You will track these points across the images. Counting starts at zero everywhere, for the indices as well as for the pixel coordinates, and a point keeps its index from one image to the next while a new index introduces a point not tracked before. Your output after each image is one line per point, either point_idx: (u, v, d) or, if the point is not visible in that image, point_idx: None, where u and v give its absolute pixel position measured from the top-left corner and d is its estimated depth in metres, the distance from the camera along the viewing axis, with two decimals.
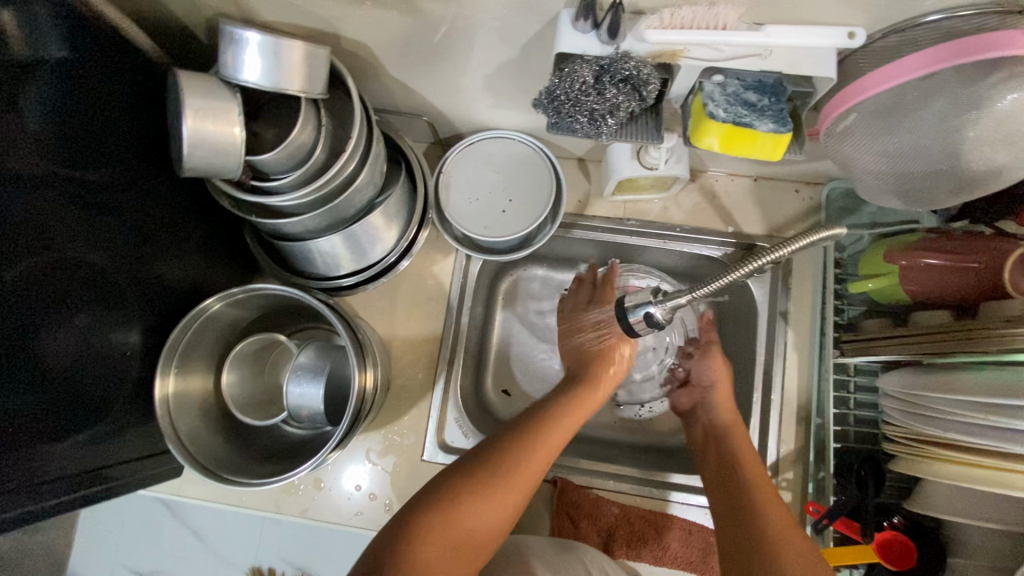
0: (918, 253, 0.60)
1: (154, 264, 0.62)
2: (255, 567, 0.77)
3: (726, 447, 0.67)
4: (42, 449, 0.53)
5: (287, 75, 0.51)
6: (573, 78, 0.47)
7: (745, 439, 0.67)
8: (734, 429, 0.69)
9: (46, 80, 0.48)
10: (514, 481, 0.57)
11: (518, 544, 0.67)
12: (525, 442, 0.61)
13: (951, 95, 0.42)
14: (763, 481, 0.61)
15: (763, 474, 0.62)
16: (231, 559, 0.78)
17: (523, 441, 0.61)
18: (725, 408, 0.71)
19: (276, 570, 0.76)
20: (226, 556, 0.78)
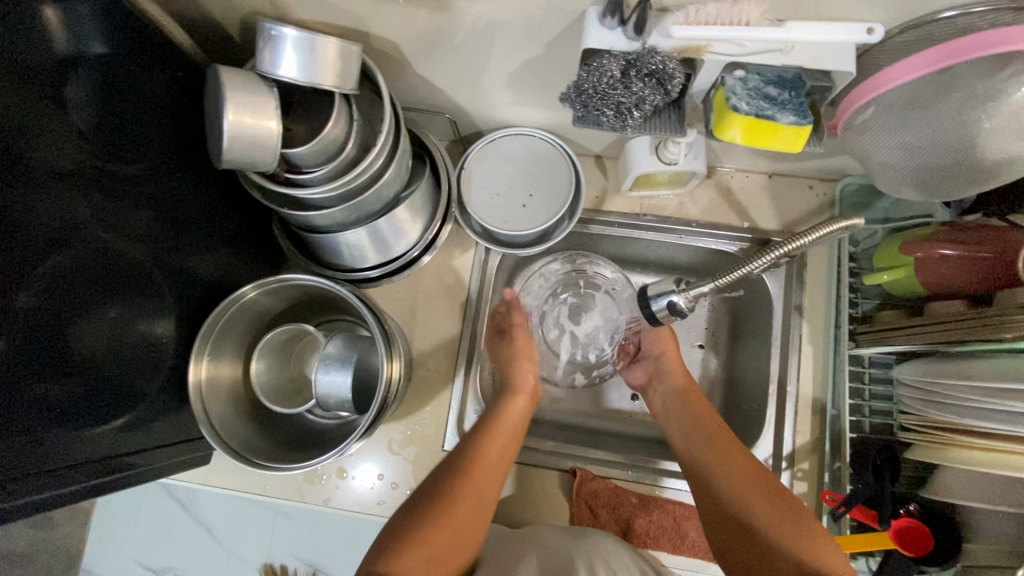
0: (934, 244, 0.61)
1: (185, 256, 0.64)
2: (267, 564, 0.82)
3: (686, 421, 0.71)
4: (78, 432, 0.54)
5: (321, 71, 0.53)
6: (602, 72, 0.49)
7: (698, 403, 0.72)
8: (688, 393, 0.74)
9: (91, 75, 0.50)
10: (470, 506, 0.63)
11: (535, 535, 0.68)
12: (476, 461, 0.66)
13: (968, 87, 0.43)
14: (729, 449, 0.65)
15: (754, 466, 0.63)
16: (244, 556, 0.83)
17: (473, 460, 0.65)
18: (676, 372, 0.76)
19: (288, 568, 0.82)
20: (238, 553, 0.83)
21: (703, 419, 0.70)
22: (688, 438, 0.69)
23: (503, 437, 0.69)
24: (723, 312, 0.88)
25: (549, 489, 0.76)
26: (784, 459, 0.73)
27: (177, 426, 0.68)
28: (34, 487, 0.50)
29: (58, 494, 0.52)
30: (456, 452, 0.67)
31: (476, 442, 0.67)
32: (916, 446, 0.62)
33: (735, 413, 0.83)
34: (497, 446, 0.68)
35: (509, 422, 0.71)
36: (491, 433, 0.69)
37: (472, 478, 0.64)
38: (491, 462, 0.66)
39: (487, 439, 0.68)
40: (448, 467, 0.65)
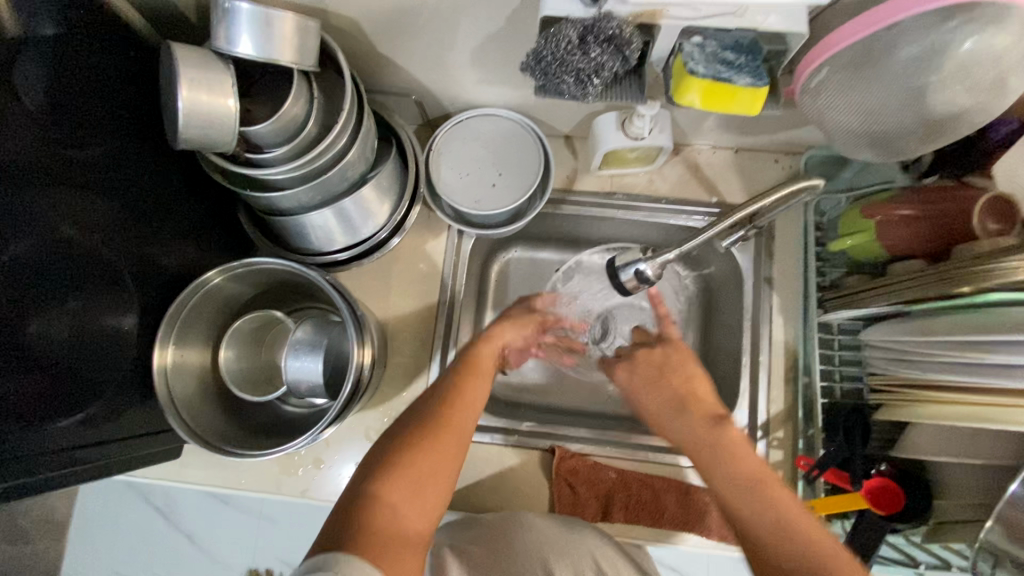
0: (893, 206, 0.62)
1: (147, 243, 0.62)
2: (252, 568, 0.90)
3: (705, 451, 0.58)
4: (41, 422, 0.52)
5: (279, 46, 0.52)
6: (560, 38, 0.48)
7: (738, 445, 0.58)
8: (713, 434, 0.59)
9: (39, 57, 0.49)
10: (451, 440, 0.56)
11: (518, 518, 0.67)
12: (452, 396, 0.59)
13: (918, 41, 0.44)
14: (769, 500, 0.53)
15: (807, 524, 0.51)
16: (229, 563, 0.90)
17: (448, 394, 0.59)
18: (658, 394, 0.65)
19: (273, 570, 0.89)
20: (223, 561, 0.90)
21: (740, 453, 0.57)
22: (721, 472, 0.56)
23: (479, 377, 0.62)
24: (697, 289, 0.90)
25: (530, 471, 0.75)
26: (759, 429, 0.74)
27: (146, 419, 0.66)
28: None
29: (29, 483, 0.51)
30: (430, 388, 0.60)
31: (454, 376, 0.62)
32: (885, 406, 0.63)
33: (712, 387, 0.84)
34: (474, 384, 0.61)
35: (485, 361, 0.65)
36: (467, 369, 0.63)
37: (451, 412, 0.58)
38: (467, 396, 0.60)
39: (464, 375, 0.62)
40: (422, 402, 0.59)
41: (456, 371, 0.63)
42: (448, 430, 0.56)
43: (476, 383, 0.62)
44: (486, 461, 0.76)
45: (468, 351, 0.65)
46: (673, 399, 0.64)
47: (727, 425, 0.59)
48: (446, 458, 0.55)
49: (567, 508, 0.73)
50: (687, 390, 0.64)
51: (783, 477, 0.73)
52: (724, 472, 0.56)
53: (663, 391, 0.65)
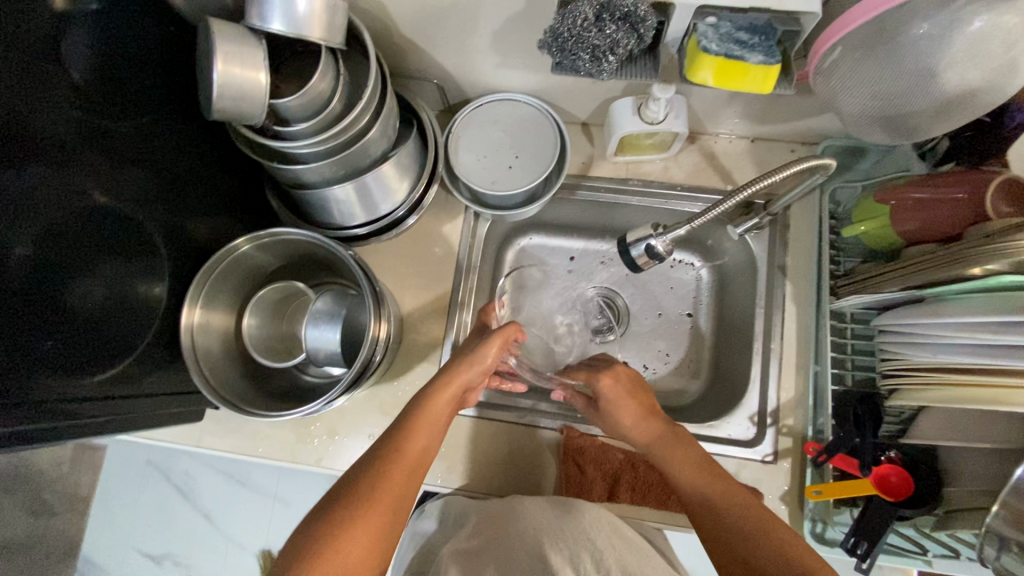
0: (905, 191, 0.63)
1: (180, 213, 0.66)
2: None
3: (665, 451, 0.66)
4: (82, 372, 0.56)
5: (309, 23, 0.55)
6: (575, 14, 0.50)
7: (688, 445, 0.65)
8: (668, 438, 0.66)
9: (85, 30, 0.51)
10: (385, 510, 0.56)
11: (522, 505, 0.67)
12: (389, 460, 0.59)
13: (932, 18, 0.44)
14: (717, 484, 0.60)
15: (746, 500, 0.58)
16: None
17: (389, 456, 0.59)
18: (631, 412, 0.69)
19: None
20: None
21: (690, 454, 0.64)
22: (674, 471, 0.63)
23: (423, 435, 0.62)
24: (710, 281, 0.91)
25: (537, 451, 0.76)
26: (769, 416, 0.74)
27: (173, 380, 0.69)
28: (44, 417, 0.52)
29: (75, 424, 0.55)
30: (369, 452, 0.60)
31: (393, 437, 0.61)
32: (897, 392, 0.63)
33: (724, 376, 0.84)
34: (418, 442, 0.61)
35: (434, 414, 0.64)
36: (412, 425, 0.62)
37: (389, 476, 0.58)
38: (407, 456, 0.60)
39: (404, 436, 0.61)
40: (363, 463, 0.59)
41: (397, 430, 0.62)
42: (379, 501, 0.56)
43: (416, 442, 0.61)
44: (494, 439, 0.77)
45: (415, 402, 0.64)
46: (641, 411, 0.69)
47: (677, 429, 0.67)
48: (373, 532, 0.54)
49: (572, 486, 0.73)
50: (649, 402, 0.71)
51: (792, 464, 0.72)
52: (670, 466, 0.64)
53: (633, 409, 0.70)
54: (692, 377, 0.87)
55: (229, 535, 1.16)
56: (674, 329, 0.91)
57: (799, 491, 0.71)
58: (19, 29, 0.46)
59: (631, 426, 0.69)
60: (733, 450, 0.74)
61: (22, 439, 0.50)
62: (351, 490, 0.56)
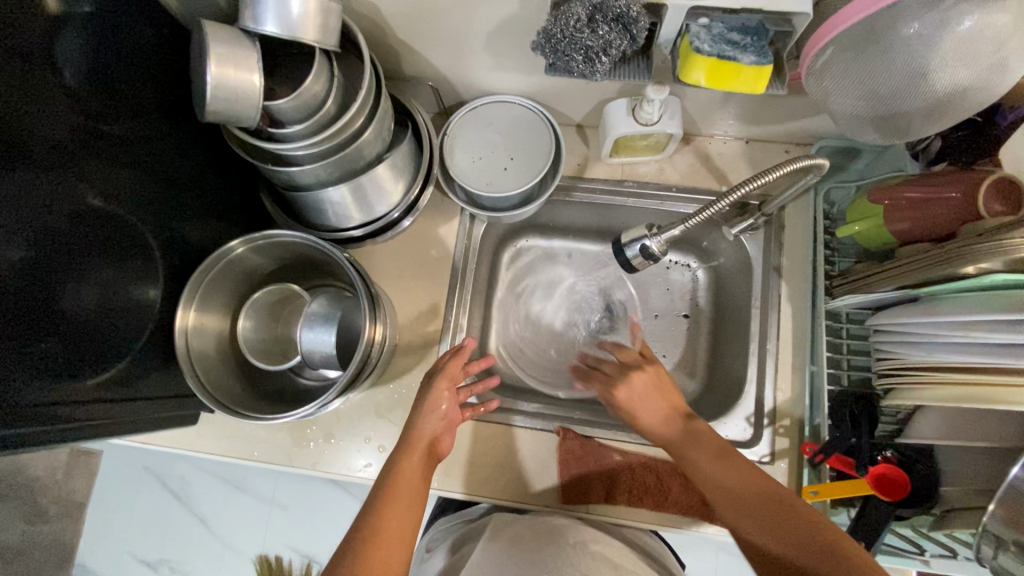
0: (898, 190, 0.62)
1: (175, 216, 0.66)
2: None
3: (683, 443, 0.65)
4: (74, 376, 0.56)
5: (303, 26, 0.55)
6: (569, 16, 0.50)
7: (709, 437, 0.65)
8: (694, 432, 0.66)
9: (78, 32, 0.51)
10: None
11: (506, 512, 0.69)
12: (373, 535, 0.58)
13: (920, 19, 0.45)
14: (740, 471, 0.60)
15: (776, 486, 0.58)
16: None
17: (370, 534, 0.57)
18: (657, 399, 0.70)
19: None
20: None
21: (709, 444, 0.64)
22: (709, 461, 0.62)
23: (401, 502, 0.61)
24: (706, 282, 0.91)
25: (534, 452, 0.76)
26: (765, 416, 0.74)
27: (169, 383, 0.69)
28: (38, 421, 0.51)
29: (66, 428, 0.54)
30: (349, 535, 0.58)
31: (371, 513, 0.59)
32: (893, 392, 0.63)
33: (720, 377, 0.84)
34: (398, 514, 0.60)
35: (408, 480, 0.63)
36: (387, 499, 0.60)
37: (376, 555, 0.56)
38: (389, 532, 0.58)
39: (383, 509, 0.60)
40: (347, 543, 0.58)
41: (376, 500, 0.60)
42: None
43: (394, 512, 0.60)
44: (490, 440, 0.76)
45: (387, 471, 0.63)
46: (665, 409, 0.69)
47: (694, 421, 0.67)
48: None
49: (568, 490, 0.73)
50: (672, 399, 0.70)
51: (789, 464, 0.72)
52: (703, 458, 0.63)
53: (657, 405, 0.70)
54: (688, 379, 0.87)
55: (225, 540, 1.15)
56: (671, 330, 0.91)
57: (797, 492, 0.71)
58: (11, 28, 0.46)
59: (658, 425, 0.68)
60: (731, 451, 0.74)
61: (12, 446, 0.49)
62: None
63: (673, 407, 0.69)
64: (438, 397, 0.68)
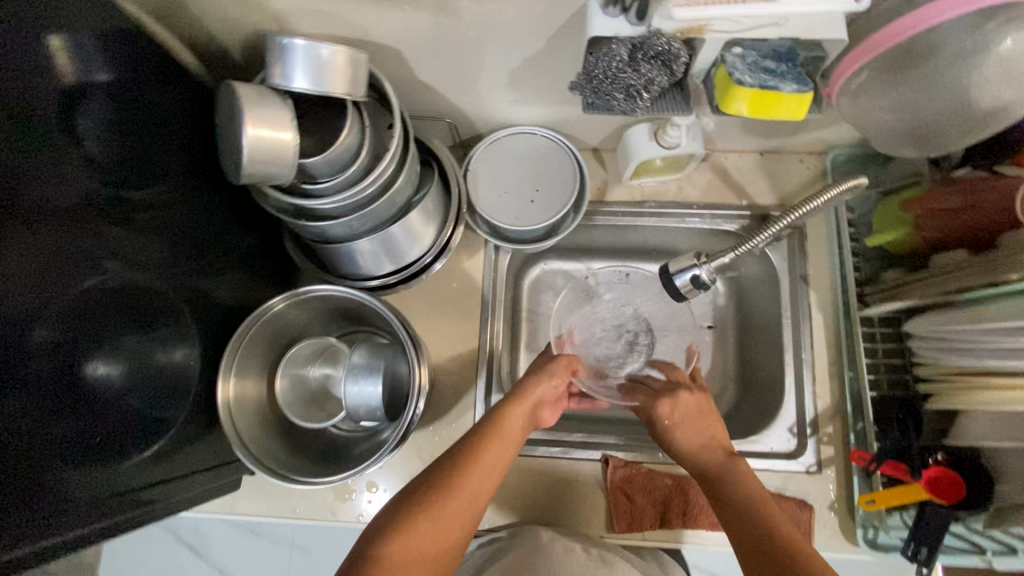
0: (926, 200, 0.65)
1: (202, 278, 0.63)
2: None
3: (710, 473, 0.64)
4: (113, 463, 0.52)
5: (331, 79, 0.53)
6: (610, 57, 0.51)
7: (747, 475, 0.61)
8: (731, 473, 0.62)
9: (99, 105, 0.49)
10: (461, 502, 0.56)
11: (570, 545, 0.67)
12: (468, 454, 0.60)
13: (959, 41, 0.46)
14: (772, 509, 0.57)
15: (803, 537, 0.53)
16: None
17: (468, 461, 0.59)
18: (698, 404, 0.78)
19: None
20: None
21: (749, 482, 0.61)
22: (730, 484, 0.61)
23: (502, 437, 0.62)
24: (728, 292, 0.92)
25: (583, 483, 0.76)
26: (808, 426, 0.75)
27: (209, 451, 0.66)
28: (76, 521, 0.48)
29: (106, 524, 0.51)
30: (451, 445, 0.61)
31: (473, 436, 0.62)
32: (938, 396, 0.64)
33: (754, 388, 0.85)
34: (498, 445, 0.61)
35: (512, 427, 0.64)
36: (492, 433, 0.62)
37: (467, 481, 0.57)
38: (485, 464, 0.59)
39: (484, 433, 0.62)
40: (439, 464, 0.59)
41: (481, 428, 0.63)
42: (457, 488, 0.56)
43: (495, 441, 0.61)
44: (539, 475, 0.76)
45: (497, 408, 0.66)
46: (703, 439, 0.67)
47: (737, 457, 0.64)
48: (448, 517, 0.54)
49: (623, 519, 0.73)
50: (718, 433, 0.68)
51: (837, 472, 0.73)
52: (727, 478, 0.62)
53: (699, 431, 0.68)
54: (721, 391, 0.88)
55: None
56: (698, 343, 0.91)
57: (848, 500, 0.72)
58: (29, 105, 0.44)
59: (699, 449, 0.67)
60: (779, 465, 0.74)
61: (53, 552, 0.46)
62: (431, 476, 0.57)
63: (715, 439, 0.67)
64: (556, 371, 0.71)
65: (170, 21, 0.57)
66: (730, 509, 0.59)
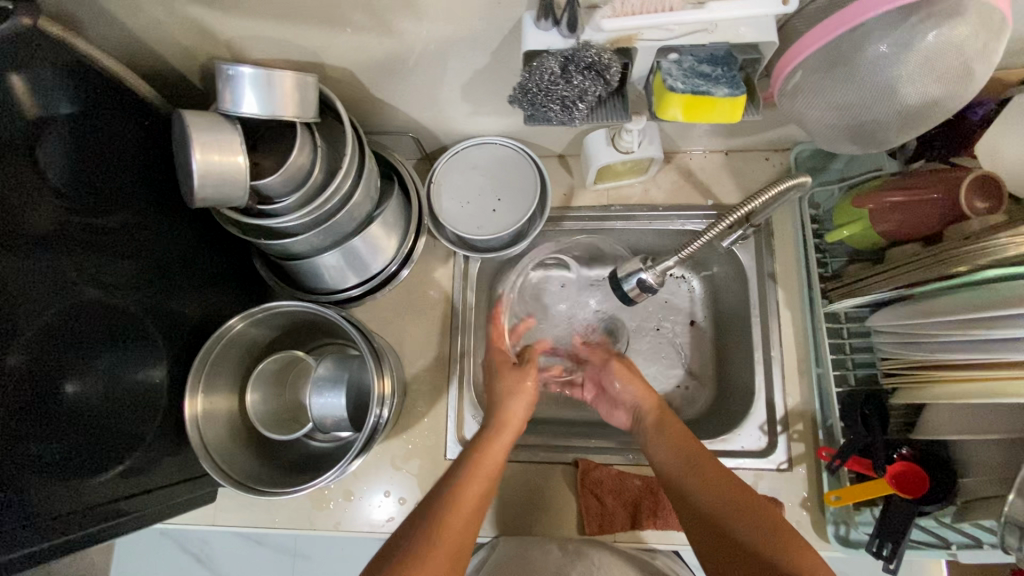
0: (881, 194, 0.64)
1: (173, 298, 0.65)
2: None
3: (658, 433, 0.68)
4: (81, 480, 0.54)
5: (282, 103, 0.56)
6: (542, 70, 0.52)
7: (674, 427, 0.68)
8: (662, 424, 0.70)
9: (58, 137, 0.51)
10: (472, 501, 0.60)
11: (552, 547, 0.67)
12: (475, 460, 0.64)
13: (883, 40, 0.46)
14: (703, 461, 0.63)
15: (731, 480, 0.60)
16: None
17: (451, 500, 0.59)
18: (645, 392, 0.74)
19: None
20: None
21: (676, 434, 0.67)
22: (698, 498, 0.60)
23: (502, 444, 0.67)
24: (703, 291, 0.91)
25: (556, 486, 0.76)
26: (778, 423, 0.75)
27: (182, 466, 0.68)
28: (32, 537, 0.49)
29: (62, 542, 0.51)
30: (459, 456, 0.65)
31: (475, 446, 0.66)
32: (901, 390, 0.64)
33: (728, 387, 0.85)
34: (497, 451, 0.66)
35: (489, 469, 0.64)
36: (468, 477, 0.61)
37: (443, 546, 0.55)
38: (461, 522, 0.57)
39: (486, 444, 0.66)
40: (422, 510, 0.58)
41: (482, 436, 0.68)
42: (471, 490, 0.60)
43: (496, 449, 0.66)
44: (512, 479, 0.77)
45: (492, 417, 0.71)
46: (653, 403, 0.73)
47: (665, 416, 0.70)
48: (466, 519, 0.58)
49: (595, 521, 0.73)
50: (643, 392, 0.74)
51: (808, 468, 0.73)
52: (687, 484, 0.61)
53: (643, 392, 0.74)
54: (696, 390, 0.87)
55: None
56: (675, 342, 0.91)
57: (818, 496, 0.72)
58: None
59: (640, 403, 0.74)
60: (749, 463, 0.74)
61: None
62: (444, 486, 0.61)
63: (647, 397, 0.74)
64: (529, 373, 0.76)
65: (126, 54, 0.60)
66: (706, 521, 0.58)
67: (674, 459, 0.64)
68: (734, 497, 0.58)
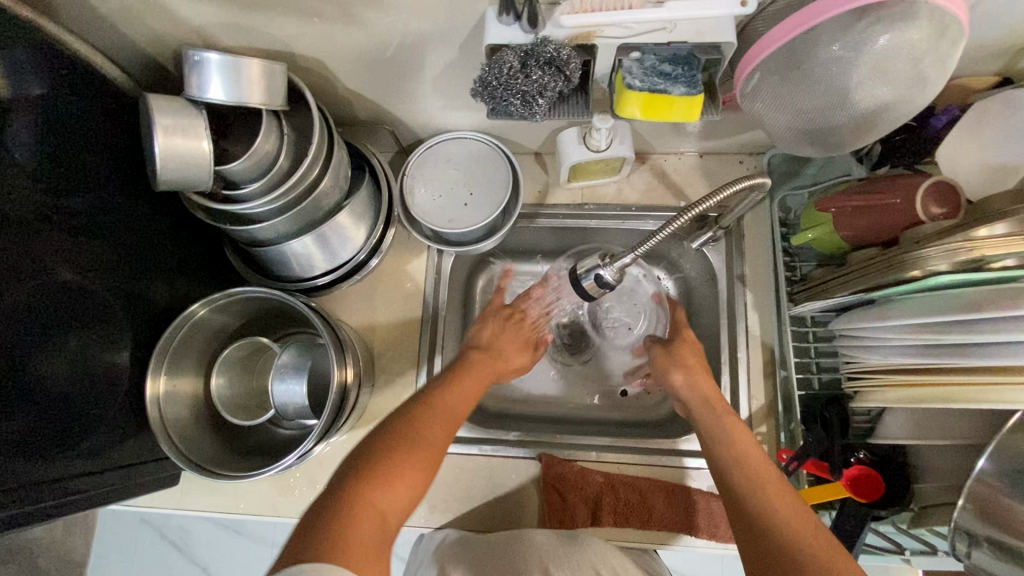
0: (844, 198, 0.65)
1: (143, 281, 0.65)
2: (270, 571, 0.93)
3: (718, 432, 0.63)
4: (38, 456, 0.54)
5: (248, 90, 0.56)
6: (502, 64, 0.52)
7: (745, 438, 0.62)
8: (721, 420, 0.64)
9: (27, 117, 0.52)
10: (434, 431, 0.58)
11: (511, 540, 0.67)
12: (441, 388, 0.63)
13: (836, 42, 0.46)
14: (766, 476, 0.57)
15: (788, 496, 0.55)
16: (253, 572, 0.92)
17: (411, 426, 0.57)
18: (694, 383, 0.70)
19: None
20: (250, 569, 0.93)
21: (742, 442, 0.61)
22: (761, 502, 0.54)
23: (472, 380, 0.67)
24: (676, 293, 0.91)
25: (519, 480, 0.76)
26: (743, 425, 0.75)
27: (144, 448, 0.69)
28: None
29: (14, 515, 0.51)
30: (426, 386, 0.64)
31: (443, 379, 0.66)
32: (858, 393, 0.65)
33: None
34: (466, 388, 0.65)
35: (454, 402, 0.63)
36: (431, 408, 0.60)
37: (405, 461, 0.54)
38: (433, 444, 0.57)
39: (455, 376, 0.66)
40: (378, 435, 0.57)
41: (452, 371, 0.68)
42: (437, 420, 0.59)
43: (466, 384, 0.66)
44: (477, 472, 0.77)
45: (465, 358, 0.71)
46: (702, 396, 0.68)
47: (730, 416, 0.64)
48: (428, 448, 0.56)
49: (556, 515, 0.73)
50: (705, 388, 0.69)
51: None
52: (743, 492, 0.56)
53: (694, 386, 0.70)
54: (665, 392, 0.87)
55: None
56: None
57: None
58: None
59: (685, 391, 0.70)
60: None
61: None
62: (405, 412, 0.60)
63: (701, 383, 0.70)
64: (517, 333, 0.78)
65: (97, 37, 0.61)
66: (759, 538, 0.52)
67: (738, 462, 0.59)
68: (779, 492, 0.55)
